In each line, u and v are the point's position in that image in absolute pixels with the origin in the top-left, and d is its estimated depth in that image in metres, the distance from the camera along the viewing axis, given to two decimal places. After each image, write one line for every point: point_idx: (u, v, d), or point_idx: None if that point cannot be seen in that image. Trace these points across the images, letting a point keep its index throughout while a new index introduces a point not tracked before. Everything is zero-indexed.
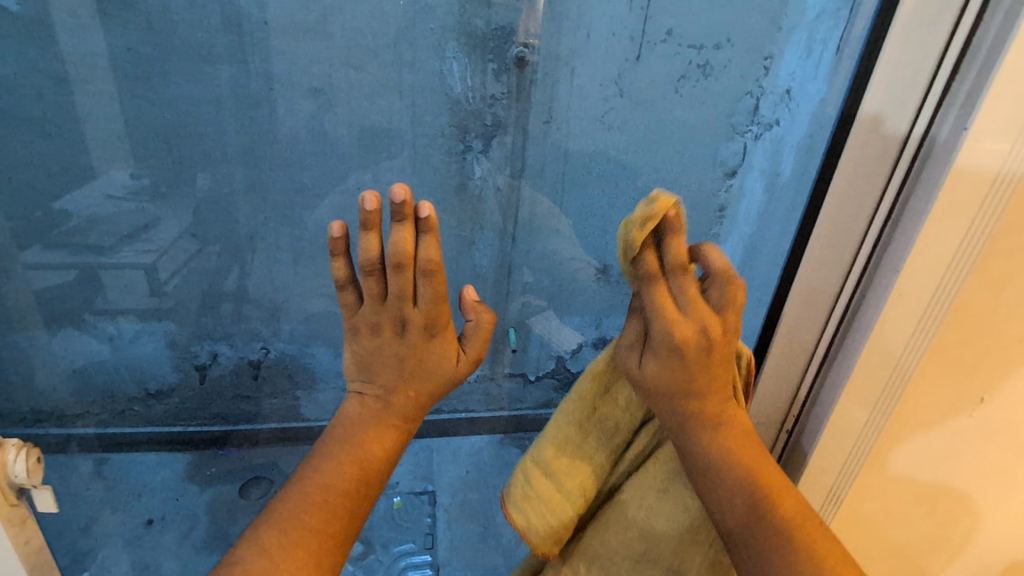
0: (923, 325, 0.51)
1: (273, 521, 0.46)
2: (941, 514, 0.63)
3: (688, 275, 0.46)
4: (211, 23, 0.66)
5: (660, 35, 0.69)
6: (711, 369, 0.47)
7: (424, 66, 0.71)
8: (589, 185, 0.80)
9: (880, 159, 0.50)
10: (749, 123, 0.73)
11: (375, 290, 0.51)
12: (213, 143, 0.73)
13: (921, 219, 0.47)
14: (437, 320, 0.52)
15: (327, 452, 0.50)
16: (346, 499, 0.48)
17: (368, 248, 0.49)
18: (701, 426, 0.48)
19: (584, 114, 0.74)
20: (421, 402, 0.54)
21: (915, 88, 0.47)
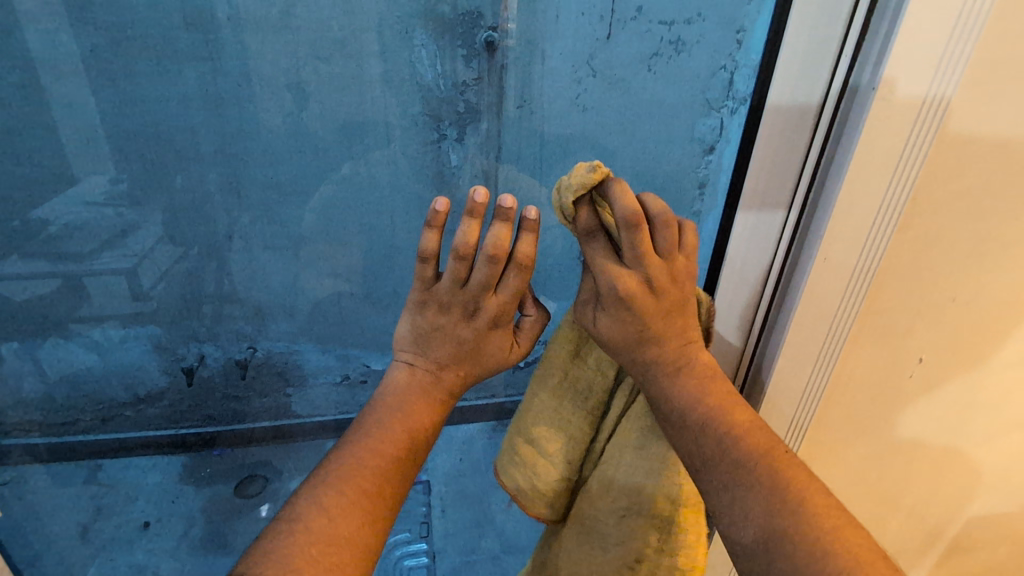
0: (854, 286, 0.43)
1: (330, 481, 0.39)
2: (935, 480, 0.58)
3: (639, 227, 0.41)
4: (174, 21, 0.65)
5: (630, 13, 0.68)
6: (663, 307, 0.43)
7: (394, 55, 0.70)
8: (566, 168, 0.79)
9: (795, 125, 0.42)
10: (725, 98, 0.72)
11: (462, 273, 0.43)
12: (185, 144, 0.73)
13: (841, 179, 0.40)
14: (505, 313, 0.45)
15: (380, 417, 0.44)
16: (404, 468, 0.42)
17: (467, 236, 0.41)
18: (666, 373, 0.44)
19: (558, 97, 0.73)
20: (469, 384, 0.48)
21: (831, 36, 0.38)
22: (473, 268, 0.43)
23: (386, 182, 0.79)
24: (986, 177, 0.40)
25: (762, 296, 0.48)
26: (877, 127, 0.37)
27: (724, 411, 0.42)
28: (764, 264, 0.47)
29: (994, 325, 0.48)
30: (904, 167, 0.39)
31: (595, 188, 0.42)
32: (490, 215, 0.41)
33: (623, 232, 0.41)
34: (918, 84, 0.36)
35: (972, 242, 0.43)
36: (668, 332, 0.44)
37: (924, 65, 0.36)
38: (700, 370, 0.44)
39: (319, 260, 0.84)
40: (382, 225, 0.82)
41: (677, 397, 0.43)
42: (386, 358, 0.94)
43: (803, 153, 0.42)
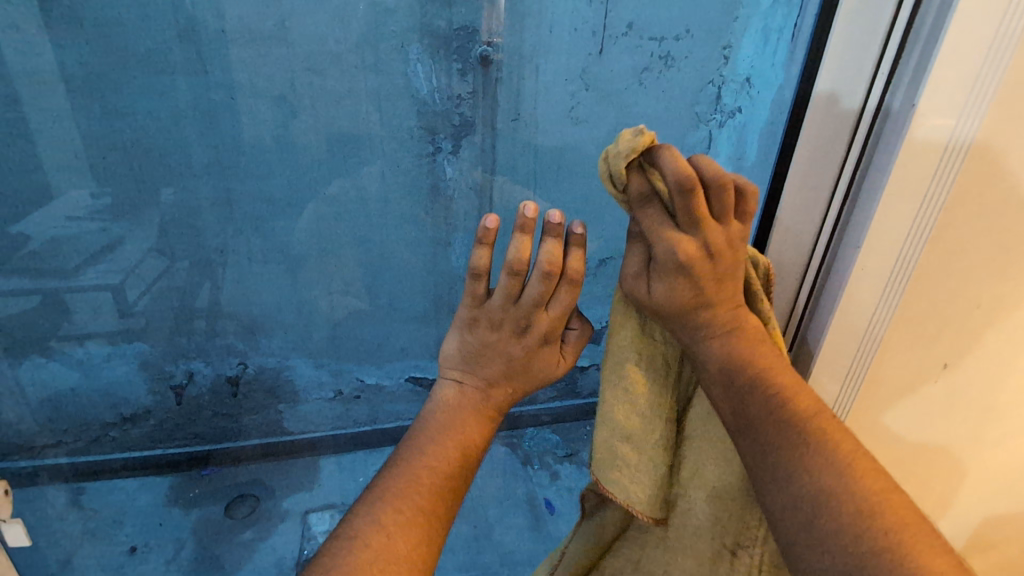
0: (889, 291, 0.49)
1: (386, 496, 0.39)
2: (924, 490, 0.62)
3: (693, 193, 0.39)
4: (166, 33, 0.64)
5: (621, 29, 0.70)
6: (722, 266, 0.41)
7: (389, 68, 0.70)
8: (562, 179, 0.80)
9: (835, 133, 0.49)
10: (712, 111, 0.75)
11: (513, 288, 0.44)
12: (177, 157, 0.72)
13: (880, 188, 0.46)
14: (554, 329, 0.46)
15: (431, 435, 0.44)
16: (455, 484, 0.42)
17: (519, 251, 0.42)
18: (714, 333, 0.42)
19: (551, 110, 0.74)
20: (517, 396, 0.48)
21: (865, 70, 0.46)
22: (525, 283, 0.44)
23: (380, 196, 0.78)
24: (1002, 206, 0.45)
25: (803, 291, 0.55)
26: (908, 155, 0.44)
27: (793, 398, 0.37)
28: (802, 269, 0.55)
29: (975, 332, 0.51)
30: (939, 188, 0.45)
31: (643, 160, 0.42)
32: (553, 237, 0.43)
33: (676, 197, 0.39)
34: (950, 121, 0.43)
35: (988, 261, 0.48)
36: (715, 296, 0.42)
37: (956, 95, 0.42)
38: (749, 331, 0.42)
39: (313, 275, 0.83)
40: (376, 239, 0.82)
41: (718, 343, 0.42)
42: (380, 372, 0.94)
43: (840, 163, 0.50)
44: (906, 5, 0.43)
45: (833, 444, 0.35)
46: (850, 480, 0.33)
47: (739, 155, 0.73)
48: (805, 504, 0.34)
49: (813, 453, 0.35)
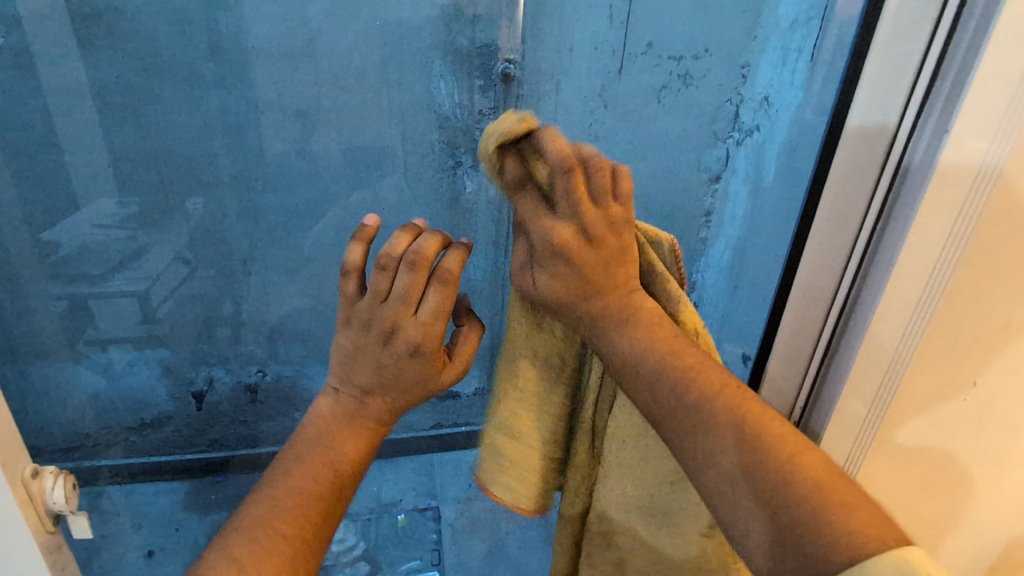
0: (911, 337, 0.44)
1: (241, 530, 0.39)
2: (925, 508, 0.55)
3: (572, 173, 0.38)
4: (199, 50, 0.67)
5: (641, 48, 0.72)
6: (592, 261, 0.39)
7: (412, 85, 0.72)
8: None
9: (859, 169, 0.44)
10: (731, 129, 0.77)
11: (382, 287, 0.42)
12: (205, 168, 0.73)
13: (908, 227, 0.42)
14: (429, 341, 0.43)
15: (297, 452, 0.44)
16: (329, 504, 0.42)
17: (396, 245, 0.43)
18: (611, 326, 0.41)
19: (569, 127, 0.76)
20: (400, 409, 0.47)
21: (896, 98, 0.41)
22: (393, 282, 0.42)
23: (399, 208, 0.80)
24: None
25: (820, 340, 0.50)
26: (934, 193, 0.40)
27: (738, 406, 0.35)
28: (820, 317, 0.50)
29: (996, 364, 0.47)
30: (963, 224, 0.41)
31: (524, 141, 0.40)
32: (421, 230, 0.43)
33: (558, 177, 0.38)
34: (979, 153, 0.39)
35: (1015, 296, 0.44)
36: (613, 288, 0.40)
37: (987, 126, 0.38)
38: (647, 316, 0.40)
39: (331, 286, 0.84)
40: None
41: (621, 334, 0.40)
42: None
43: (864, 202, 0.44)
44: (944, 23, 0.38)
45: (750, 424, 0.35)
46: (797, 482, 0.32)
47: (756, 174, 0.73)
48: (777, 516, 0.32)
49: (735, 443, 0.34)
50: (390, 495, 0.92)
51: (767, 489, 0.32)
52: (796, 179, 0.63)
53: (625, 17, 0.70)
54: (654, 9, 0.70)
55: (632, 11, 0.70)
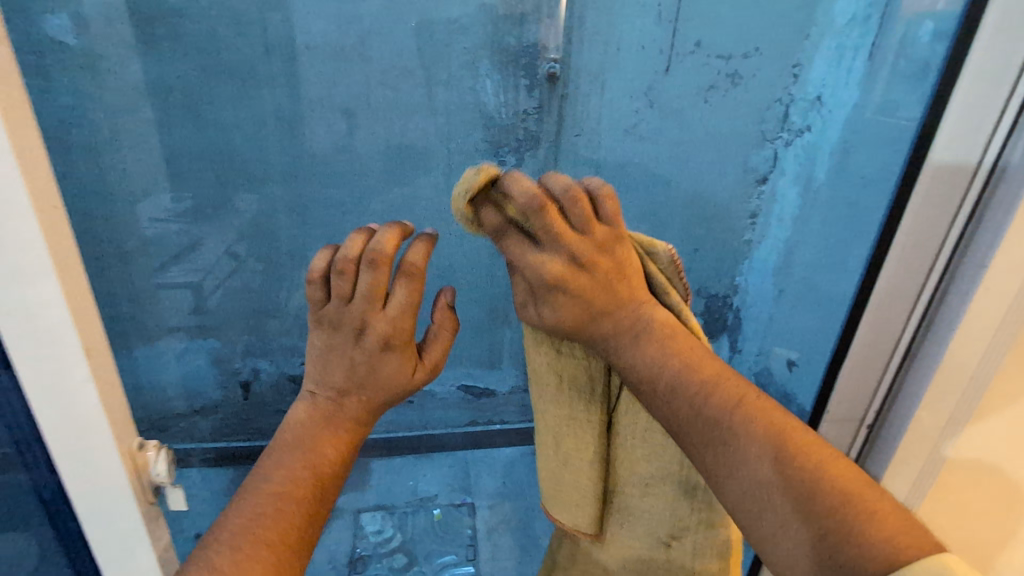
0: (992, 356, 0.42)
1: (221, 540, 0.37)
2: (981, 529, 0.52)
3: (544, 209, 0.38)
4: (255, 49, 0.69)
5: (689, 47, 0.71)
6: (597, 288, 0.40)
7: (459, 84, 0.72)
8: (621, 195, 0.81)
9: (949, 186, 0.41)
10: (780, 129, 0.76)
11: (344, 290, 0.42)
12: (258, 166, 0.76)
13: (993, 247, 0.39)
14: (398, 333, 0.44)
15: (278, 456, 0.42)
16: (313, 508, 0.40)
17: (351, 248, 0.42)
18: (623, 341, 0.40)
19: (613, 127, 0.75)
20: (377, 406, 0.46)
21: (992, 111, 0.38)
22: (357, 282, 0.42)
23: (443, 205, 0.81)
24: None
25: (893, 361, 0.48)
26: None
27: (758, 418, 0.35)
28: (894, 339, 0.47)
29: None
30: None
31: (494, 186, 0.40)
32: (377, 227, 0.42)
33: (532, 217, 0.38)
34: None
35: None
36: (613, 312, 0.40)
37: None
38: (660, 327, 0.40)
39: None
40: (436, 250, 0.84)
41: (633, 345, 0.40)
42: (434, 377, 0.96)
43: (950, 219, 0.42)
44: None
45: (756, 423, 0.35)
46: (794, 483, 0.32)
47: (807, 175, 0.72)
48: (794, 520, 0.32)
49: (750, 440, 0.34)
50: (427, 489, 0.92)
51: (778, 484, 0.33)
52: (851, 180, 0.61)
53: (673, 15, 0.69)
54: (704, 7, 0.69)
55: (681, 9, 0.69)
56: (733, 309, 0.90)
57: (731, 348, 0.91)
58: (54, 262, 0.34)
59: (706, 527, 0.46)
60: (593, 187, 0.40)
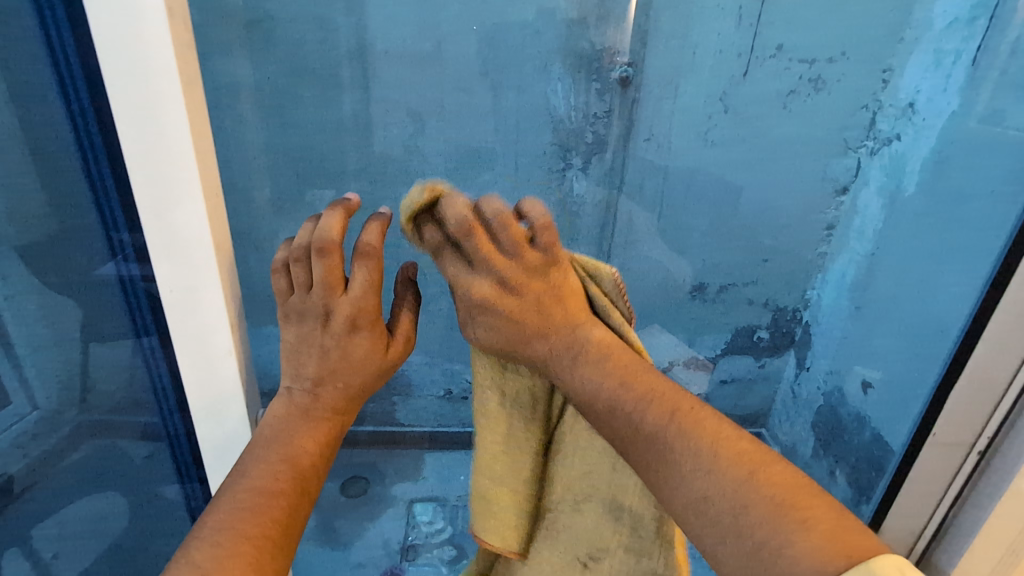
0: None
1: (202, 533, 0.34)
2: None
3: (473, 232, 0.37)
4: (339, 52, 0.71)
5: (770, 51, 0.69)
6: (528, 307, 0.39)
7: (531, 88, 0.73)
8: (691, 202, 0.79)
9: None
10: (864, 138, 0.74)
11: (303, 277, 0.42)
12: (335, 163, 0.78)
13: None
14: (364, 310, 0.42)
15: (256, 453, 0.40)
16: (295, 499, 0.39)
17: (305, 233, 0.43)
18: (562, 359, 0.39)
19: (686, 133, 0.74)
20: (353, 395, 0.45)
21: None
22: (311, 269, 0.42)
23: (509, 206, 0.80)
24: None
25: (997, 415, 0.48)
26: None
27: (686, 434, 0.33)
28: (1000, 391, 0.48)
29: None
30: None
31: (433, 210, 0.39)
32: (321, 213, 0.42)
33: (462, 240, 0.38)
34: None
35: None
36: (549, 330, 0.39)
37: None
38: (597, 345, 0.39)
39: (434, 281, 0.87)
40: None
41: (573, 368, 0.39)
42: None
43: None
44: None
45: (704, 441, 0.32)
46: (736, 492, 0.30)
47: (893, 187, 0.70)
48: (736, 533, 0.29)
49: (692, 458, 0.32)
50: None
51: (739, 500, 0.30)
52: (948, 193, 0.60)
53: (754, 18, 0.67)
54: (788, 10, 0.66)
55: (763, 12, 0.67)
56: (802, 325, 0.89)
57: (797, 364, 0.91)
58: (212, 225, 0.43)
59: (634, 555, 0.44)
60: (529, 209, 0.38)
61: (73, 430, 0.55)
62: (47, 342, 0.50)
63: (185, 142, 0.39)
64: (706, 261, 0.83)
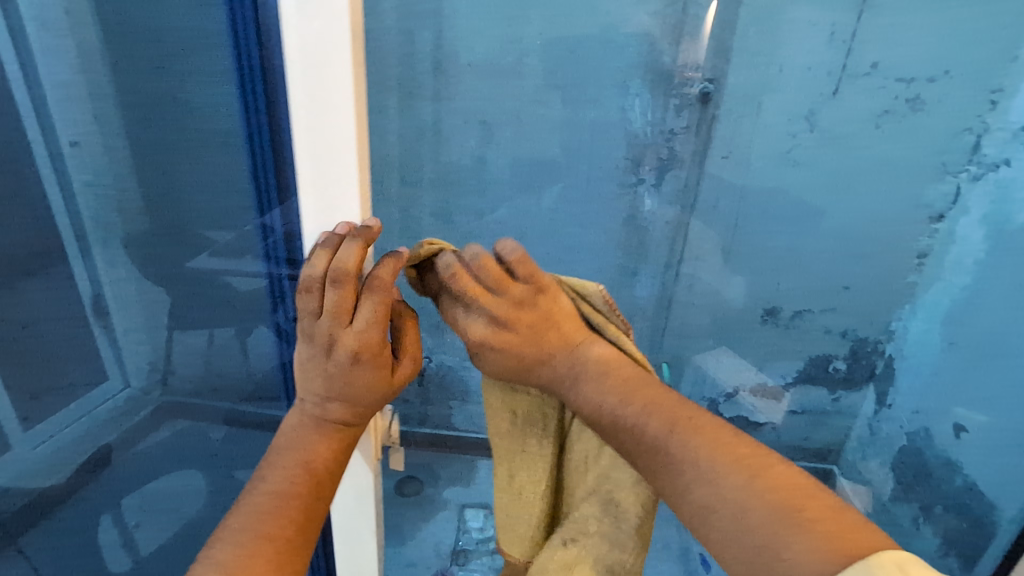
0: None
1: (219, 541, 0.35)
2: None
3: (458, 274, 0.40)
4: (422, 61, 0.71)
5: (863, 69, 0.66)
6: (519, 342, 0.41)
7: (607, 103, 0.72)
8: (766, 223, 0.76)
9: None
10: (966, 162, 0.69)
11: (314, 306, 0.39)
12: (412, 169, 0.77)
13: None
14: (343, 338, 0.39)
15: (271, 457, 0.40)
16: (312, 502, 0.39)
17: (316, 266, 0.38)
18: (567, 382, 0.41)
19: (767, 152, 0.72)
20: (364, 412, 0.43)
21: None
22: (324, 296, 0.39)
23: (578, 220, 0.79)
24: None
25: None
26: None
27: (694, 440, 0.34)
28: None
29: None
30: None
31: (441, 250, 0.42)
32: (336, 242, 0.38)
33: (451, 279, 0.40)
34: None
35: None
36: (550, 356, 0.41)
37: None
38: (600, 360, 0.40)
39: None
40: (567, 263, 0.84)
41: (580, 389, 0.40)
42: None
43: None
44: None
45: (705, 447, 0.33)
46: (746, 495, 0.31)
47: (1000, 217, 0.65)
48: (747, 529, 0.30)
49: (700, 461, 0.33)
50: None
51: (747, 505, 0.31)
52: None
53: (848, 35, 0.65)
54: (886, 26, 0.64)
55: (858, 29, 0.64)
56: (884, 358, 0.83)
57: (877, 401, 0.85)
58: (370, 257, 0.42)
59: (618, 545, 0.40)
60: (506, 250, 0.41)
61: (155, 410, 0.59)
62: (140, 324, 0.55)
63: (351, 201, 0.38)
64: (780, 284, 0.80)
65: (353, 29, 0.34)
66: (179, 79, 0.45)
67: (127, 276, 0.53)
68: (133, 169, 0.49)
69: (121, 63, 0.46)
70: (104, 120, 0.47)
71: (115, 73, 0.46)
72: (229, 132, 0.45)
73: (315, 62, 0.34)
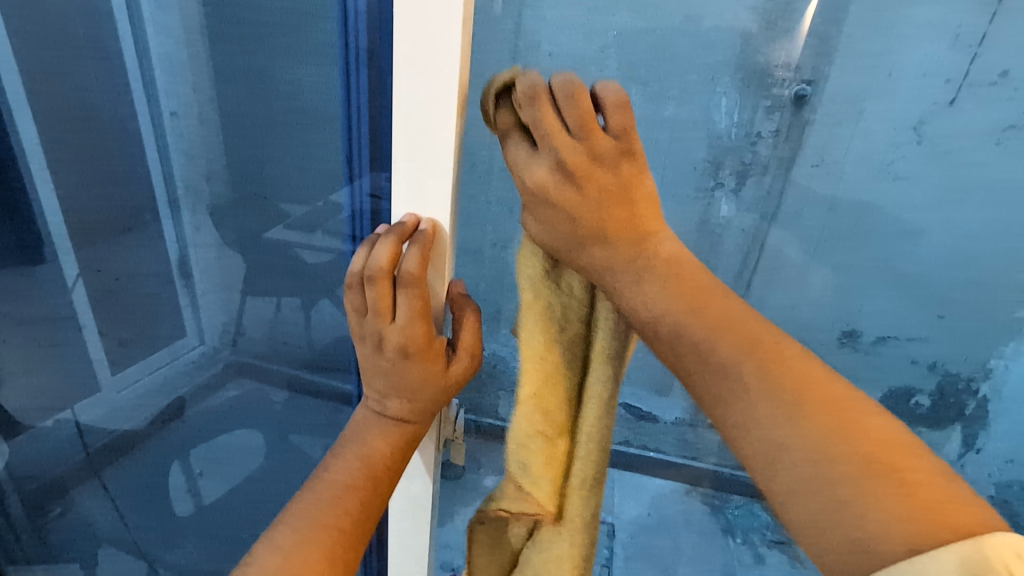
0: None
1: (279, 524, 0.36)
2: None
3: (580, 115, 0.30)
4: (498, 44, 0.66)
5: (990, 77, 0.60)
6: (614, 228, 0.30)
7: (693, 100, 0.67)
8: (856, 239, 0.71)
9: None
10: None
11: (358, 304, 0.38)
12: None
13: None
14: (413, 339, 0.37)
15: (335, 450, 0.41)
16: (367, 493, 0.38)
17: (359, 263, 0.37)
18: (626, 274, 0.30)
19: (864, 162, 0.66)
20: (426, 412, 0.41)
21: None
22: (365, 295, 0.37)
23: None
24: None
25: None
26: None
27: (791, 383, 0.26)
28: None
29: None
30: None
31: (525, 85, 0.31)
32: (376, 238, 0.37)
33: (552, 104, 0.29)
34: None
35: None
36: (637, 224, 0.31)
37: None
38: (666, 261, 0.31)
39: None
40: None
41: (645, 314, 0.30)
42: None
43: None
44: None
45: (805, 405, 0.26)
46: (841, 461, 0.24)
47: None
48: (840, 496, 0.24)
49: (783, 408, 0.26)
50: None
51: (862, 493, 0.23)
52: None
53: (976, 39, 0.59)
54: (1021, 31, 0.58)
55: (987, 33, 0.59)
56: (977, 398, 0.76)
57: (964, 443, 0.78)
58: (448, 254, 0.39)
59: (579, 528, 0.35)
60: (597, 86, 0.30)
61: (223, 368, 0.62)
62: (215, 288, 0.57)
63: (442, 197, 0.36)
64: (863, 305, 0.74)
65: (464, 22, 0.32)
66: (265, 53, 0.45)
67: (206, 241, 0.55)
68: (218, 143, 0.50)
69: (215, 39, 0.46)
70: (198, 91, 0.48)
71: (210, 48, 0.47)
72: (301, 109, 0.45)
73: (422, 52, 0.33)
